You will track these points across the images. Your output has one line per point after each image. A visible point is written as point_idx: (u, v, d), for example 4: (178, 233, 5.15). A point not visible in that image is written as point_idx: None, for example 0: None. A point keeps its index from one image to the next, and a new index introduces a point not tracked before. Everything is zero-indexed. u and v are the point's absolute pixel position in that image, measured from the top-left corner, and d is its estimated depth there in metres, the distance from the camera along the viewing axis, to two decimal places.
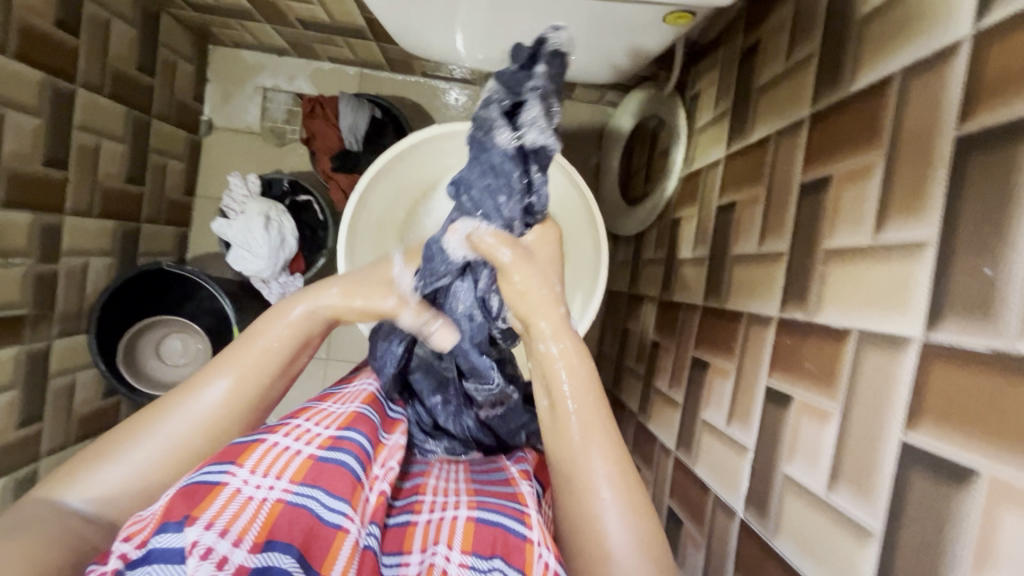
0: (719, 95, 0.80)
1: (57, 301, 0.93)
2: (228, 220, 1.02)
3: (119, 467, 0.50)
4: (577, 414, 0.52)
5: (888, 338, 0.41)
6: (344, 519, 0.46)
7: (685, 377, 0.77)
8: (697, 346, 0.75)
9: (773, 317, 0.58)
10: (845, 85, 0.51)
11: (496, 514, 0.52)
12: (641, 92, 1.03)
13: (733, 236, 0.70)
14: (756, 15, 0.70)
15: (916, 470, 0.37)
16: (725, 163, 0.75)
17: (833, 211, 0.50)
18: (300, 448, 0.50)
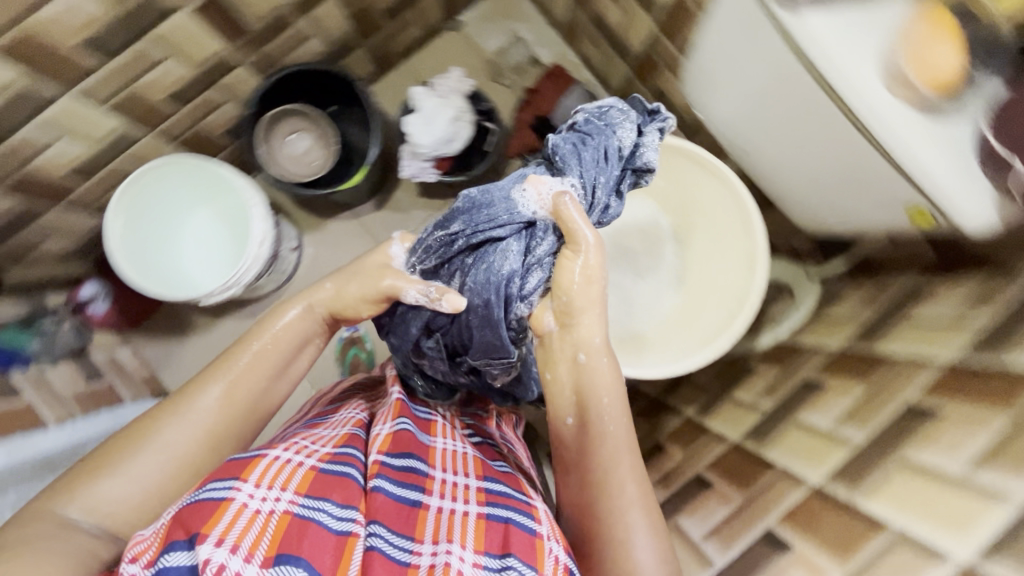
0: (861, 305, 0.87)
1: (269, 43, 1.01)
2: (428, 93, 1.12)
3: (122, 478, 0.60)
4: (607, 450, 0.64)
5: (931, 545, 0.48)
6: (353, 525, 0.57)
7: (675, 485, 0.80)
8: (706, 467, 0.78)
9: (810, 482, 0.62)
10: (998, 351, 0.57)
11: (503, 510, 0.62)
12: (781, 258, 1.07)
13: (806, 406, 0.74)
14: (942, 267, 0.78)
15: None
16: (835, 353, 0.81)
17: (923, 435, 0.55)
18: (300, 462, 0.61)
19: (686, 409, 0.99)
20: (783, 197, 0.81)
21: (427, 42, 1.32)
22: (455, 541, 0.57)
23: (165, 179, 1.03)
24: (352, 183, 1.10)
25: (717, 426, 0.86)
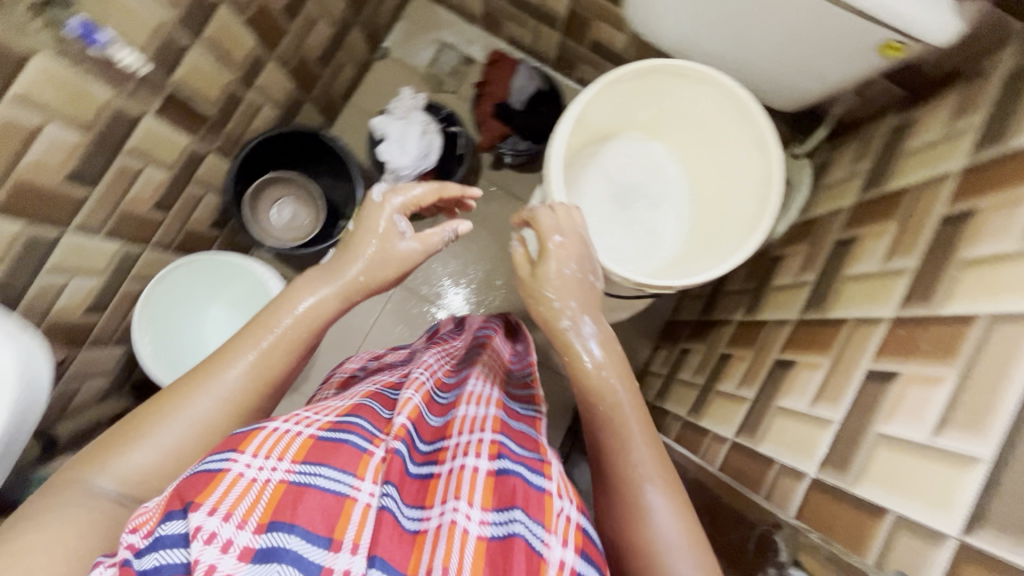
0: (861, 158, 0.91)
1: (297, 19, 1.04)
2: (389, 118, 1.13)
3: (147, 446, 0.59)
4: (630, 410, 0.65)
5: (927, 530, 0.46)
6: (352, 487, 0.53)
7: (710, 366, 1.02)
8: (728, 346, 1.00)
9: (887, 316, 0.65)
10: (893, 178, 0.79)
11: (513, 465, 0.60)
12: None
13: (849, 260, 0.78)
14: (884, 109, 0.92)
15: (882, 446, 0.54)
16: (856, 207, 0.85)
17: (893, 404, 0.56)
18: (478, 464, 0.59)
19: (736, 315, 1.04)
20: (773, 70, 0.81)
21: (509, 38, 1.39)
22: (464, 497, 0.56)
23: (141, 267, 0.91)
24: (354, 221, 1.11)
25: (720, 314, 1.11)
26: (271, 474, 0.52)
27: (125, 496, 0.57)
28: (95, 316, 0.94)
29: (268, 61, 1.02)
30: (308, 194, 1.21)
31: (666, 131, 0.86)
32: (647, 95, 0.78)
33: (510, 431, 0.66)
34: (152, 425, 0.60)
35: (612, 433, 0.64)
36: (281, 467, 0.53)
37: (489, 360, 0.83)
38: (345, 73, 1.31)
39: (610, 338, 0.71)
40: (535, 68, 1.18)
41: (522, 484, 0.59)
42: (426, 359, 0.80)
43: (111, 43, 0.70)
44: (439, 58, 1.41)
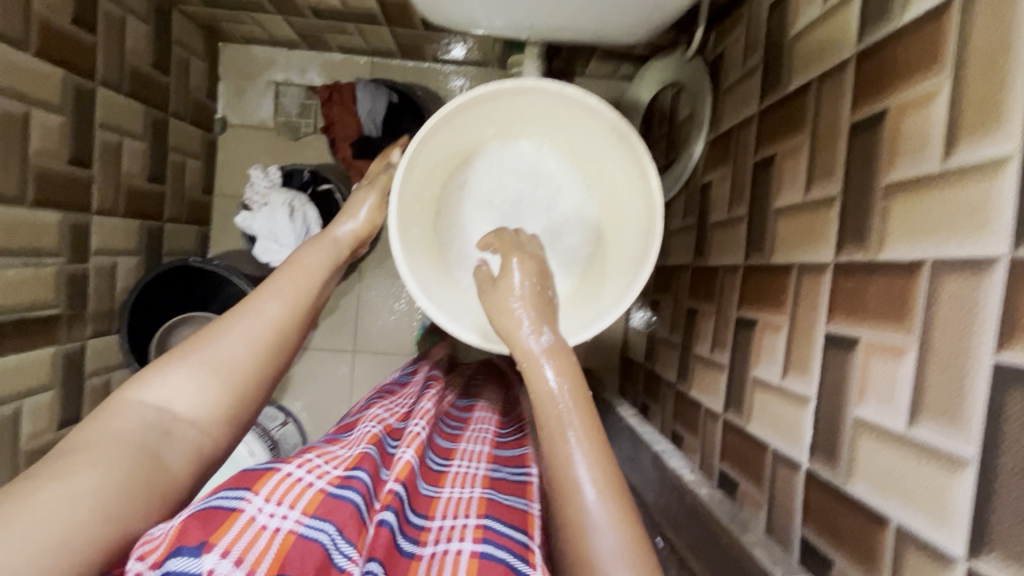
0: (748, 51, 0.78)
1: (94, 162, 0.90)
2: (251, 212, 1.00)
3: (191, 363, 0.50)
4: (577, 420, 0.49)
5: (931, 550, 0.40)
6: (350, 562, 0.41)
7: (682, 322, 0.95)
8: (689, 297, 0.92)
9: (828, 263, 0.56)
10: (786, 82, 0.67)
11: (501, 548, 0.48)
12: (658, 64, 1.02)
13: (774, 188, 0.68)
14: None
15: (866, 436, 0.48)
16: (760, 119, 0.73)
17: (860, 381, 0.49)
18: (459, 547, 0.49)
19: (689, 259, 0.95)
20: (604, 19, 0.68)
21: (335, 49, 1.22)
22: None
23: None
24: None
25: (675, 259, 1.01)
26: (282, 521, 0.41)
27: (169, 410, 0.48)
28: None
29: (89, 221, 0.90)
30: (217, 319, 1.11)
31: (521, 144, 0.73)
32: (482, 119, 0.67)
33: (497, 510, 0.54)
34: (188, 360, 0.51)
35: (554, 424, 0.49)
36: (291, 516, 0.42)
37: (479, 431, 0.72)
38: (191, 169, 1.16)
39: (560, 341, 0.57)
40: (376, 83, 1.03)
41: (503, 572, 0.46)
42: (425, 398, 0.68)
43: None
44: (281, 103, 1.23)
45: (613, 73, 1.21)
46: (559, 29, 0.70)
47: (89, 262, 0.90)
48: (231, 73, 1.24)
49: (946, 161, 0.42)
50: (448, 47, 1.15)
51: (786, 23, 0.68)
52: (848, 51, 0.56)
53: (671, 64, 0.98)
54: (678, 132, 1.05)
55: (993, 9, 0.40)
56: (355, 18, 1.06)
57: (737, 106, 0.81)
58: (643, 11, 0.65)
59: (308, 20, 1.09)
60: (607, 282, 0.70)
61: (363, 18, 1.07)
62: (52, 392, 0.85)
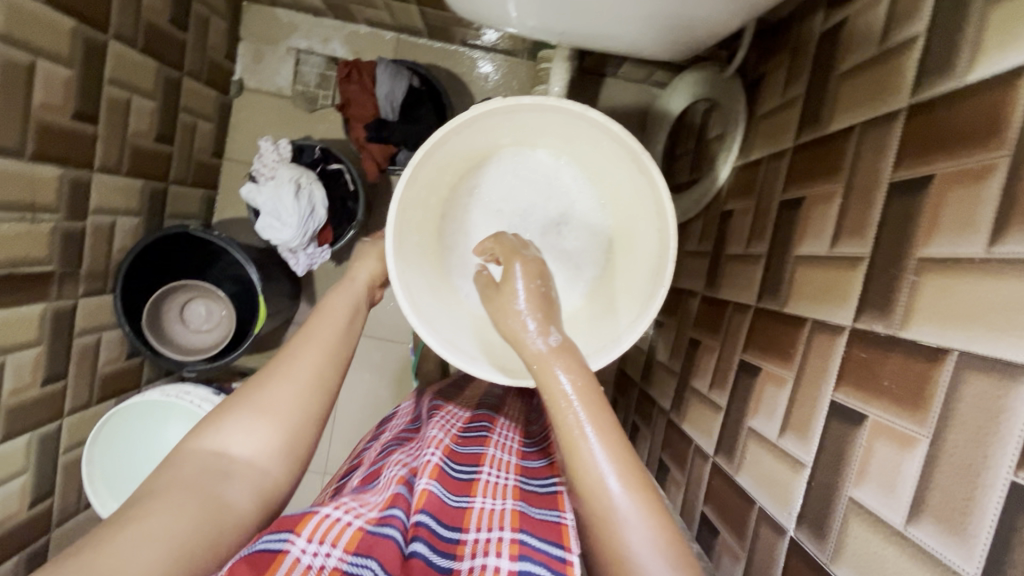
0: (789, 80, 0.74)
1: (101, 117, 0.87)
2: (258, 185, 0.97)
3: (246, 411, 0.49)
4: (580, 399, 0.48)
5: None
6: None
7: (683, 350, 0.92)
8: (694, 327, 0.89)
9: (845, 327, 0.53)
10: (825, 124, 0.63)
11: (537, 565, 0.45)
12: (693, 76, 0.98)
13: (798, 234, 0.64)
14: (810, 7, 0.71)
15: (859, 520, 0.45)
16: (793, 155, 0.69)
17: (860, 463, 0.47)
18: (498, 563, 0.45)
19: (699, 286, 0.92)
20: (640, 34, 0.63)
21: (362, 22, 1.17)
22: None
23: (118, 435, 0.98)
24: (264, 315, 1.03)
25: (685, 283, 0.98)
26: (326, 560, 0.42)
27: (226, 454, 0.47)
28: (44, 504, 0.91)
29: (91, 178, 0.88)
30: (215, 290, 1.10)
31: (537, 157, 0.70)
32: (499, 129, 0.64)
33: (532, 524, 0.51)
34: (240, 402, 0.50)
35: (569, 428, 0.47)
36: (334, 555, 0.42)
37: (504, 442, 0.68)
38: (202, 130, 1.13)
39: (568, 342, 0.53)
40: (398, 65, 0.99)
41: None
42: (435, 425, 0.65)
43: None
44: (301, 72, 1.20)
45: (645, 79, 1.16)
46: (593, 37, 0.66)
47: (88, 220, 0.89)
48: (253, 35, 1.20)
49: (991, 249, 0.39)
50: (479, 33, 1.10)
51: (835, 59, 0.64)
52: (897, 103, 0.51)
53: (707, 77, 0.93)
54: (705, 151, 1.01)
55: None
56: None
57: (770, 137, 0.77)
58: (683, 31, 0.61)
59: None
60: (614, 310, 0.66)
61: None
62: (40, 349, 0.84)
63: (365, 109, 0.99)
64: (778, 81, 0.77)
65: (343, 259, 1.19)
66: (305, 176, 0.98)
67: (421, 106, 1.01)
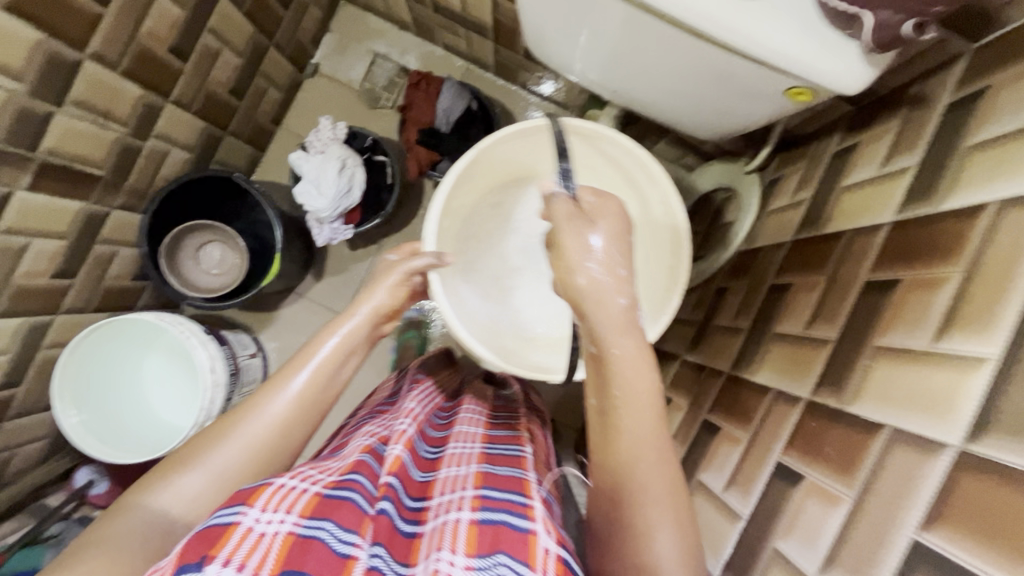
0: (800, 185, 0.83)
1: (191, 57, 0.95)
2: (307, 154, 1.05)
3: (197, 472, 0.52)
4: (631, 429, 0.50)
5: None
6: (355, 546, 0.44)
7: None
8: (669, 387, 0.95)
9: (803, 398, 0.58)
10: (822, 226, 0.71)
11: (499, 513, 0.52)
12: (717, 165, 1.08)
13: (779, 315, 0.71)
14: (828, 128, 0.81)
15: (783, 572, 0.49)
16: (791, 248, 0.76)
17: (790, 518, 0.51)
18: (460, 516, 0.51)
19: (682, 350, 0.97)
20: (683, 108, 0.72)
21: (440, 45, 1.29)
22: (447, 545, 0.48)
23: (95, 347, 1.00)
24: (274, 273, 1.08)
25: (670, 346, 1.03)
26: (280, 525, 0.44)
27: (168, 513, 0.51)
28: (9, 392, 0.92)
29: (163, 107, 0.95)
30: (233, 238, 1.16)
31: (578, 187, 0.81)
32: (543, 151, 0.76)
33: (495, 483, 0.58)
34: (184, 461, 0.53)
35: (619, 447, 0.51)
36: (288, 520, 0.45)
37: (473, 418, 0.76)
38: (270, 97, 1.22)
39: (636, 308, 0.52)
40: (463, 86, 1.09)
41: (504, 529, 0.50)
42: (411, 399, 0.73)
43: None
44: (373, 72, 1.31)
45: (677, 159, 1.26)
46: (650, 101, 0.74)
47: (149, 143, 0.96)
48: (340, 30, 1.32)
49: (934, 344, 0.45)
50: (540, 79, 1.22)
51: (841, 174, 0.73)
52: (882, 218, 0.59)
53: (731, 168, 1.03)
54: (715, 233, 1.10)
55: (1018, 230, 0.43)
56: (468, 25, 1.14)
57: (773, 230, 0.85)
58: (720, 114, 0.69)
59: (428, 12, 1.17)
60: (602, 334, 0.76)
61: (475, 28, 1.14)
62: (63, 243, 0.88)
63: (423, 115, 1.08)
64: (791, 183, 0.86)
65: (360, 245, 1.25)
66: (349, 158, 1.06)
67: (474, 126, 1.10)
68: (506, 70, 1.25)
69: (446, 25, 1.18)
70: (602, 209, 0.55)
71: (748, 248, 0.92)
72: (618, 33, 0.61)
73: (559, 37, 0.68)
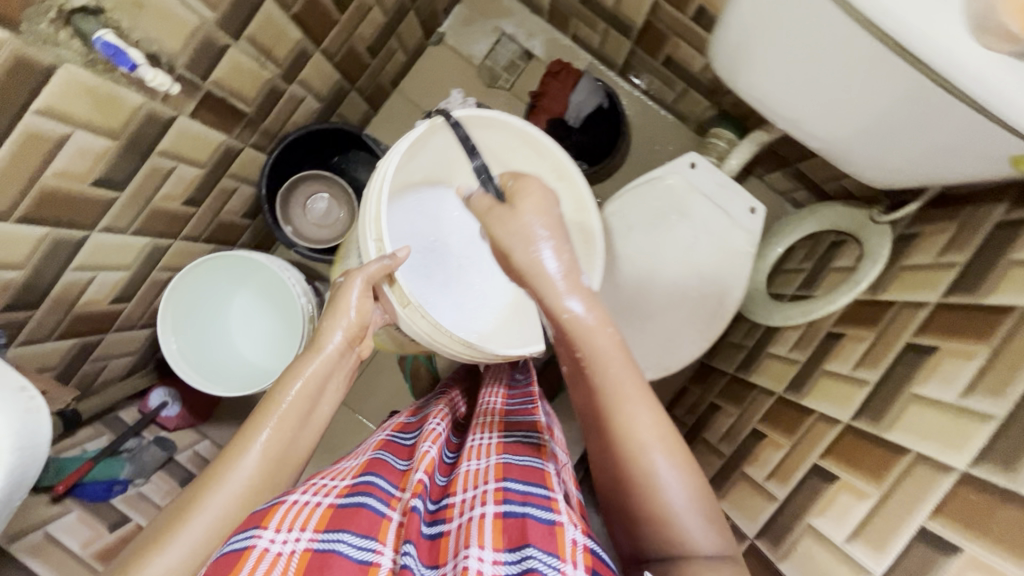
0: (948, 246, 0.81)
1: (347, 9, 0.95)
2: None
3: (175, 547, 0.52)
4: (605, 384, 0.58)
5: None
6: (375, 553, 0.46)
7: (740, 437, 0.96)
8: (760, 421, 0.94)
9: (957, 469, 0.58)
10: (979, 294, 0.70)
11: (521, 505, 0.52)
12: (839, 206, 1.06)
13: (919, 376, 0.70)
14: (992, 193, 0.79)
15: None
16: (935, 309, 0.75)
17: None
18: (483, 511, 0.52)
19: (778, 387, 0.96)
20: (869, 147, 0.76)
21: (570, 34, 1.27)
22: (474, 542, 0.49)
23: (187, 298, 1.03)
24: None
25: (759, 380, 1.03)
26: (296, 543, 0.46)
27: None
28: (119, 307, 0.94)
29: (313, 54, 0.95)
30: (344, 191, 1.17)
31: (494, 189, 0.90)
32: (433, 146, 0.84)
33: (514, 471, 0.58)
34: (162, 541, 0.52)
35: (612, 409, 0.58)
36: (304, 537, 0.46)
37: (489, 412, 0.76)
38: (396, 59, 1.21)
39: (575, 272, 0.60)
40: (599, 83, 1.09)
41: (529, 522, 0.50)
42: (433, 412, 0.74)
43: (140, 64, 0.63)
44: (496, 51, 1.29)
45: (787, 191, 1.24)
46: (840, 134, 0.78)
47: (291, 87, 0.96)
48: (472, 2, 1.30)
49: None
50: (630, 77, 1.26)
51: (1009, 246, 0.71)
52: None
53: (859, 212, 1.01)
54: (823, 273, 1.08)
55: None
56: (614, 20, 1.12)
57: (909, 285, 0.83)
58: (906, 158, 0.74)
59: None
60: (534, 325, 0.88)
61: (619, 24, 1.12)
62: (200, 172, 0.89)
63: (554, 105, 1.08)
64: (938, 240, 0.84)
65: None
66: None
67: (601, 124, 1.10)
68: (635, 72, 1.23)
69: (587, 17, 1.17)
70: (524, 188, 0.62)
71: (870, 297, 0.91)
72: (843, 63, 0.66)
73: (771, 67, 0.74)
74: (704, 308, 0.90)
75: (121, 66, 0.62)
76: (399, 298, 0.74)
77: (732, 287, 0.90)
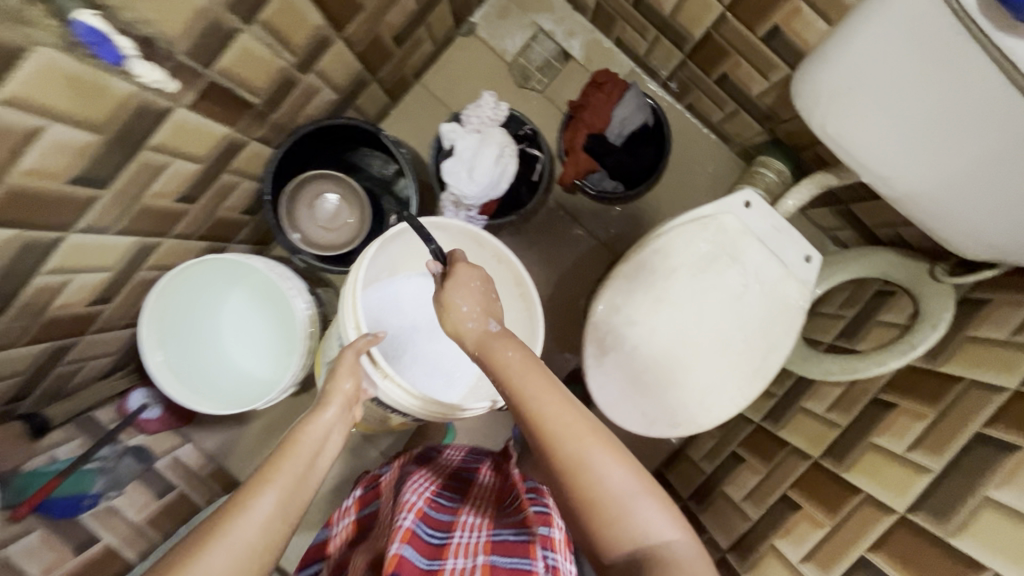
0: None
1: None
2: (462, 131, 0.95)
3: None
4: (535, 397, 0.59)
5: None
6: None
7: (768, 502, 0.89)
8: (793, 487, 0.87)
9: None
10: None
11: None
12: (890, 254, 0.97)
13: (997, 478, 0.63)
14: None
15: None
16: (1011, 398, 0.67)
17: None
18: None
19: (813, 451, 0.89)
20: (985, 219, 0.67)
21: (612, 36, 1.16)
22: None
23: (178, 305, 0.95)
24: None
25: (790, 438, 0.95)
26: None
27: None
28: (97, 309, 0.84)
29: (334, 41, 0.84)
30: (356, 193, 1.06)
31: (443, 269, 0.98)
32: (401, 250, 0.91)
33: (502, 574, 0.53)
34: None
35: (543, 420, 0.58)
36: None
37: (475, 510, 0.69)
38: (423, 49, 1.10)
39: (487, 313, 0.65)
40: (647, 98, 1.00)
41: None
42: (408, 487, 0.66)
43: (127, 54, 0.55)
44: (532, 48, 1.18)
45: (832, 229, 1.16)
46: (900, 196, 0.72)
47: (307, 77, 0.85)
48: None
49: None
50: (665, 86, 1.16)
51: None
52: None
53: (916, 267, 0.93)
54: (865, 326, 1.01)
55: None
56: (669, 26, 1.01)
57: (976, 361, 0.76)
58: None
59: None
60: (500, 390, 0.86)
61: (673, 31, 1.02)
62: (198, 168, 0.79)
63: (596, 119, 0.98)
64: (1011, 313, 0.77)
65: None
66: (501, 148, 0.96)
67: (643, 143, 1.01)
68: (682, 84, 1.12)
69: (637, 20, 1.06)
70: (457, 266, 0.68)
71: (927, 366, 0.83)
72: (968, 124, 0.59)
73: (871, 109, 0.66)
74: (745, 365, 0.82)
75: (105, 59, 0.54)
76: (381, 366, 0.71)
77: (781, 344, 0.82)
